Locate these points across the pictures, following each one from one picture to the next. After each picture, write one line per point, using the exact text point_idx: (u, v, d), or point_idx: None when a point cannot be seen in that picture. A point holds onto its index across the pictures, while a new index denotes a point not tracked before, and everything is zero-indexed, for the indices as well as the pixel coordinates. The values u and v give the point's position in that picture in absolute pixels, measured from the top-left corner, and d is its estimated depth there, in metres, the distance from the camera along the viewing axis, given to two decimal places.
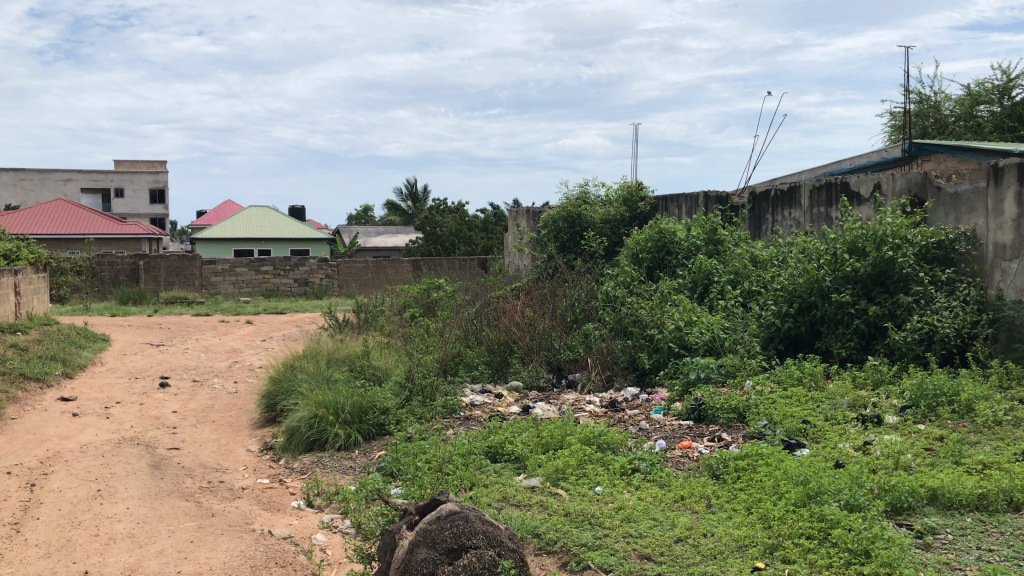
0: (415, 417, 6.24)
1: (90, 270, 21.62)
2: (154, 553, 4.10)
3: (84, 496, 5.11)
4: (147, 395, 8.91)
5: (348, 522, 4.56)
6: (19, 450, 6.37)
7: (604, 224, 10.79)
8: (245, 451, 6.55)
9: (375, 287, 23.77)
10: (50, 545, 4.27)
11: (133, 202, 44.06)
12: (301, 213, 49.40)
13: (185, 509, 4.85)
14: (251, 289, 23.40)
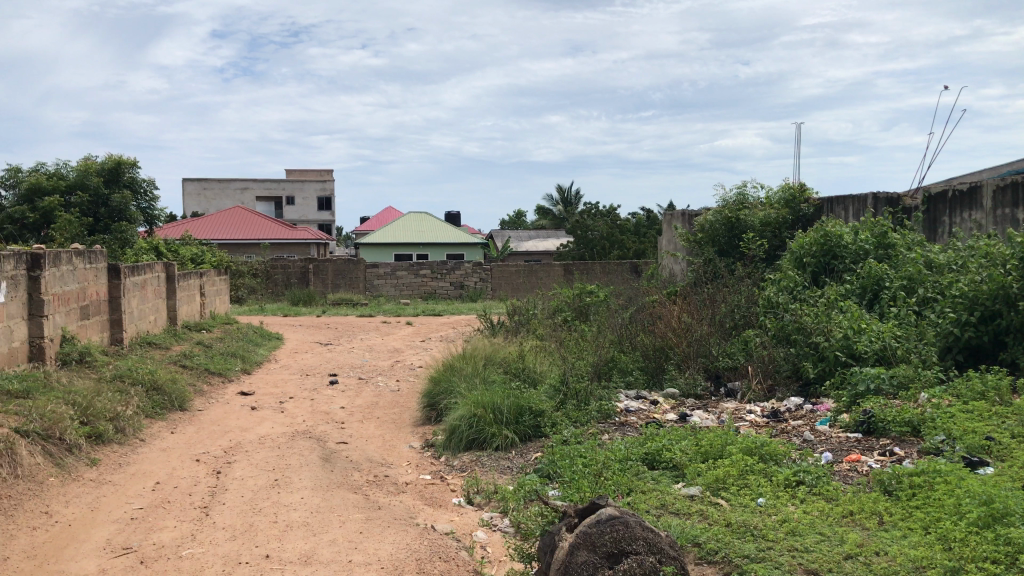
0: (571, 421, 6.27)
1: (264, 273, 23.13)
2: (327, 541, 4.33)
3: (263, 485, 5.46)
4: (317, 391, 9.41)
5: (507, 521, 4.65)
6: (205, 440, 6.89)
7: (764, 227, 10.43)
8: (408, 447, 6.80)
9: (529, 291, 24.01)
10: (236, 529, 4.60)
11: (302, 208, 46.66)
12: (458, 218, 50.93)
13: (354, 501, 5.10)
14: (410, 291, 24.23)
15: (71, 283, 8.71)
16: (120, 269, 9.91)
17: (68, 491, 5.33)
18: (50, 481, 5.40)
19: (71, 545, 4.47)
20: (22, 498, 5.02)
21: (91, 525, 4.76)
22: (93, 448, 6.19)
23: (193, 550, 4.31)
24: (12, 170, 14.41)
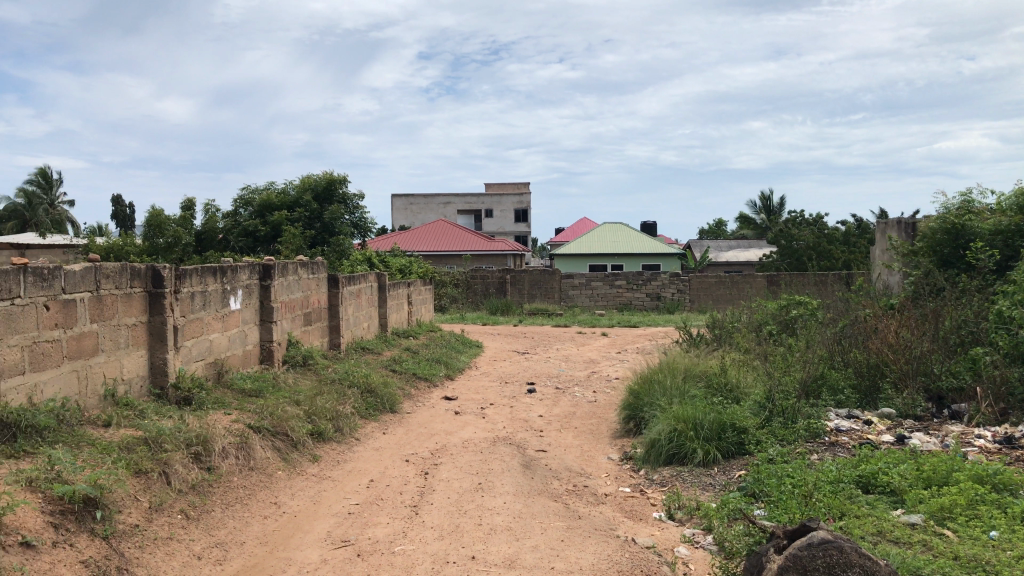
0: (777, 439, 6.03)
1: (465, 283, 24.00)
2: (531, 547, 4.42)
3: (468, 488, 5.65)
4: (516, 398, 9.63)
5: (710, 539, 4.54)
6: (414, 441, 7.25)
7: (994, 235, 9.58)
8: (607, 459, 6.81)
9: (728, 303, 23.35)
10: (443, 529, 4.79)
11: (500, 220, 48.04)
12: (653, 228, 50.54)
13: (554, 509, 5.16)
14: (606, 302, 24.28)
15: (296, 291, 9.44)
16: (338, 279, 10.62)
17: (294, 484, 5.76)
18: (278, 474, 5.87)
19: (295, 535, 4.84)
20: (255, 488, 5.49)
21: (314, 518, 5.12)
22: (315, 445, 6.67)
23: (404, 546, 4.53)
24: (244, 188, 15.81)
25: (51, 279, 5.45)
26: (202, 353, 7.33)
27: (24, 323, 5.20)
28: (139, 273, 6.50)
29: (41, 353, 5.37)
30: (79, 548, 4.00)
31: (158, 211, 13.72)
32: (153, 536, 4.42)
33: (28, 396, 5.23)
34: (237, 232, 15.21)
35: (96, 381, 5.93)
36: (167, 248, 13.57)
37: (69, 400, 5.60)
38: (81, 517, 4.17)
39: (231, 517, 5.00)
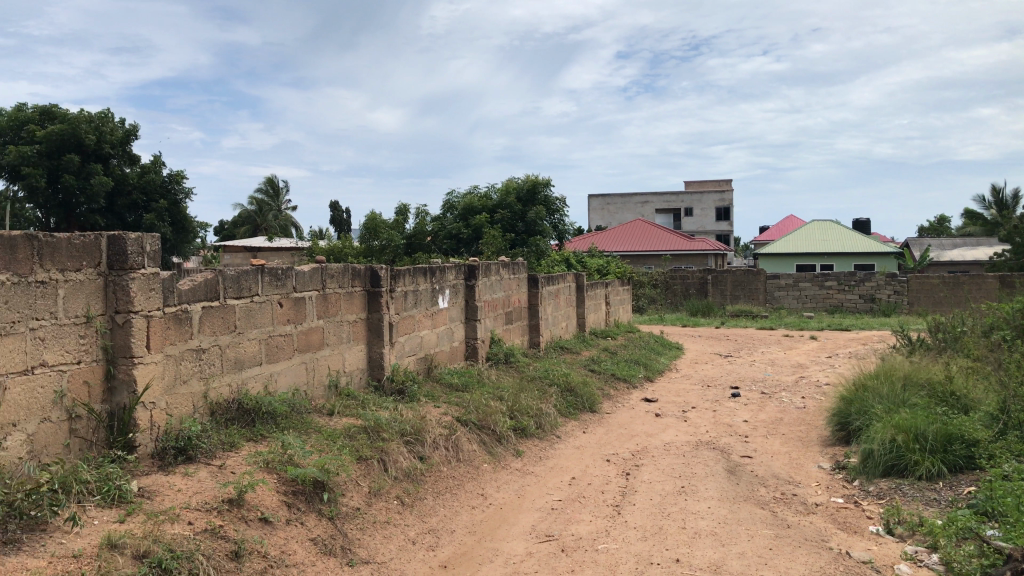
0: (1013, 455, 5.51)
1: (664, 284, 23.87)
2: (737, 553, 4.31)
3: (671, 490, 5.59)
4: (719, 402, 9.40)
5: (936, 558, 4.22)
6: (616, 441, 7.26)
7: None
8: (817, 467, 6.50)
9: (954, 306, 21.58)
10: (647, 530, 4.77)
11: (700, 219, 47.07)
12: (867, 225, 47.68)
13: (762, 517, 5.00)
14: (815, 304, 23.18)
15: (499, 291, 9.73)
16: (538, 278, 10.83)
17: (499, 477, 5.95)
18: (484, 467, 6.08)
19: (502, 526, 4.99)
20: (463, 479, 5.72)
21: (519, 511, 5.26)
22: (519, 441, 6.84)
23: (607, 545, 4.55)
24: (449, 192, 16.49)
25: (283, 278, 5.94)
26: (414, 349, 7.72)
27: (261, 318, 5.70)
28: (359, 274, 6.95)
29: (276, 346, 5.88)
30: (309, 526, 4.34)
31: (375, 214, 14.62)
32: (373, 519, 4.72)
33: (265, 385, 5.75)
34: (443, 235, 15.89)
35: (322, 372, 6.42)
36: (381, 250, 14.41)
37: (298, 390, 6.10)
38: (310, 498, 4.54)
39: (441, 505, 5.23)
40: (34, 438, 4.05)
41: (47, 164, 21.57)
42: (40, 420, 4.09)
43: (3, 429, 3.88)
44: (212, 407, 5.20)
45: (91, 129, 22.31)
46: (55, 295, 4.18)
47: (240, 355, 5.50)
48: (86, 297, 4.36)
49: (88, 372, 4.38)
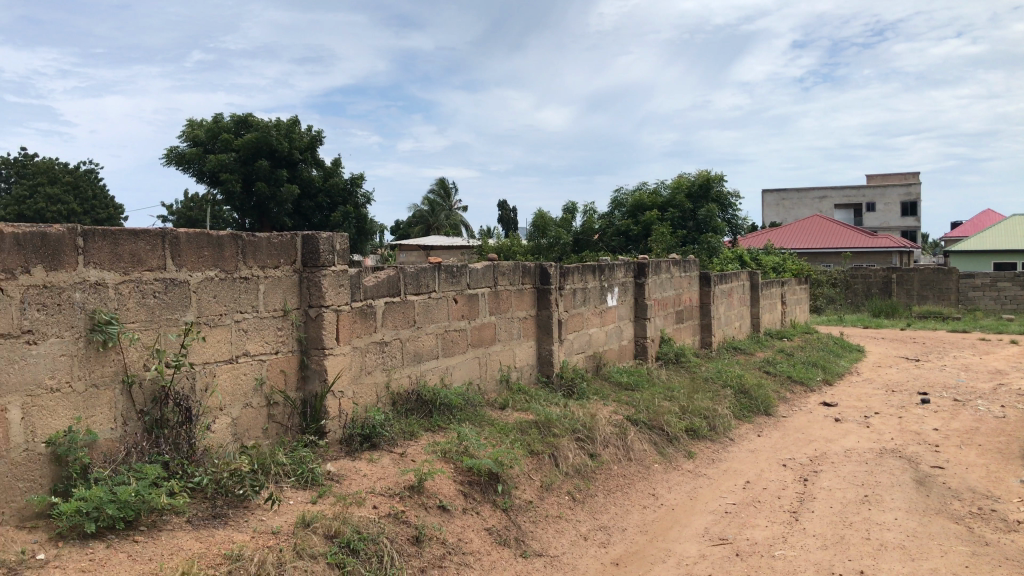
0: None
1: (844, 283, 22.90)
2: (928, 570, 4.05)
3: (853, 499, 5.34)
4: (906, 409, 8.85)
5: None
6: (793, 446, 7.01)
7: None
8: (1019, 482, 6.00)
9: None
10: (827, 539, 4.58)
11: (884, 214, 44.45)
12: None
13: (956, 532, 4.68)
14: (1015, 305, 21.32)
15: (669, 289, 9.60)
16: (710, 276, 10.60)
17: (670, 478, 5.89)
18: (655, 467, 6.04)
19: (674, 527, 4.94)
20: (634, 478, 5.71)
21: (691, 513, 5.18)
22: (691, 442, 6.74)
23: (785, 552, 4.41)
24: (618, 189, 16.43)
25: (459, 275, 6.13)
26: (583, 347, 7.77)
27: (438, 313, 5.92)
28: (530, 271, 7.06)
29: (452, 340, 6.09)
30: (484, 516, 4.47)
31: (544, 213, 14.79)
32: (545, 513, 4.79)
33: (441, 378, 5.97)
34: (611, 233, 15.86)
35: (494, 366, 6.58)
36: (550, 248, 14.58)
37: (472, 383, 6.29)
38: (485, 489, 4.68)
39: (613, 503, 5.24)
40: (238, 421, 4.42)
41: (242, 170, 23.27)
42: (243, 405, 4.45)
43: (211, 412, 4.25)
44: (394, 397, 5.46)
45: (280, 136, 23.80)
46: (256, 290, 4.54)
47: (418, 349, 5.73)
48: (282, 292, 4.71)
49: (284, 362, 4.72)
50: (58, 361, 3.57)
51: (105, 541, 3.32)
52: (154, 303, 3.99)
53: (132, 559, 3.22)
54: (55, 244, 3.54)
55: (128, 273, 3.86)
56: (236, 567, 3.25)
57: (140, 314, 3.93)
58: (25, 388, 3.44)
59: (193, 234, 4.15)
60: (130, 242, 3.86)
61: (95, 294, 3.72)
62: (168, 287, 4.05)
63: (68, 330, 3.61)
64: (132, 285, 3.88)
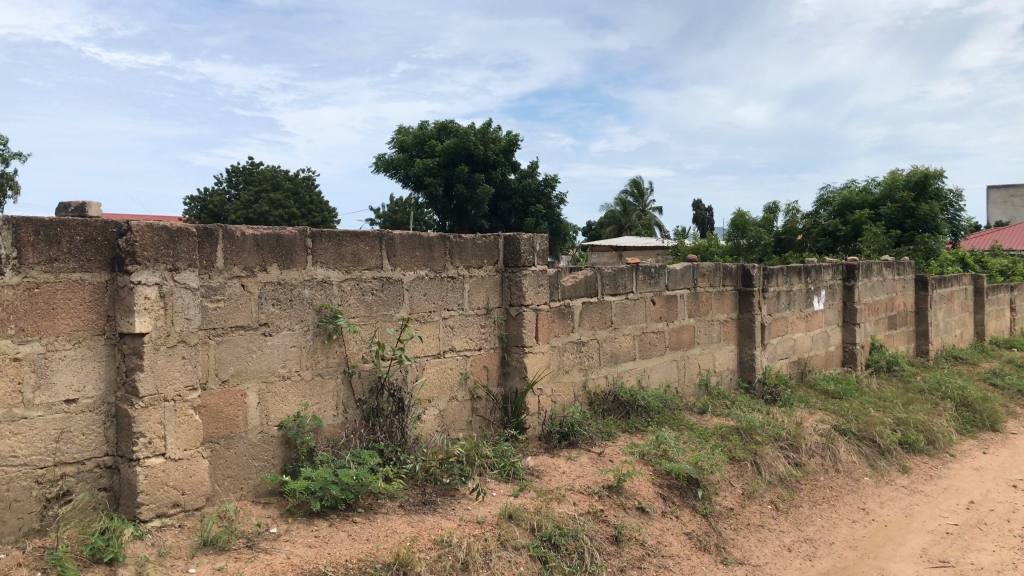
0: None
1: None
2: None
3: None
4: None
5: None
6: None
7: None
8: None
9: None
10: None
11: None
12: None
13: None
14: None
15: (881, 293, 9.05)
16: (928, 280, 9.90)
17: (883, 493, 5.54)
18: (866, 480, 5.71)
19: (888, 545, 4.66)
20: (843, 491, 5.43)
21: (907, 531, 4.86)
22: (906, 456, 6.32)
23: None
24: (824, 187, 15.66)
25: (657, 276, 6.08)
26: (787, 352, 7.49)
27: (636, 315, 5.91)
28: (731, 273, 6.88)
29: (649, 342, 6.05)
30: (684, 521, 4.42)
31: (743, 212, 14.36)
32: (747, 521, 4.67)
33: (638, 379, 5.96)
34: (815, 233, 15.15)
35: (693, 370, 6.49)
36: (749, 249, 14.14)
37: (670, 386, 6.22)
38: (685, 493, 4.62)
39: (820, 515, 5.01)
40: (445, 413, 4.63)
41: (443, 174, 24.28)
42: (449, 398, 4.66)
43: (421, 404, 4.47)
44: (591, 397, 5.51)
45: (479, 140, 24.60)
46: (462, 289, 4.74)
47: (616, 350, 5.75)
48: (486, 291, 4.88)
49: (487, 358, 4.90)
50: (289, 352, 3.90)
51: (329, 520, 3.60)
52: (372, 300, 4.26)
53: (352, 538, 3.46)
54: (288, 244, 3.86)
55: (349, 271, 4.14)
56: (445, 553, 3.41)
57: (360, 310, 4.21)
58: (262, 376, 3.78)
59: (406, 235, 4.39)
60: (352, 243, 4.14)
61: (321, 290, 4.02)
62: (384, 285, 4.31)
63: (299, 324, 3.93)
64: (353, 282, 4.16)
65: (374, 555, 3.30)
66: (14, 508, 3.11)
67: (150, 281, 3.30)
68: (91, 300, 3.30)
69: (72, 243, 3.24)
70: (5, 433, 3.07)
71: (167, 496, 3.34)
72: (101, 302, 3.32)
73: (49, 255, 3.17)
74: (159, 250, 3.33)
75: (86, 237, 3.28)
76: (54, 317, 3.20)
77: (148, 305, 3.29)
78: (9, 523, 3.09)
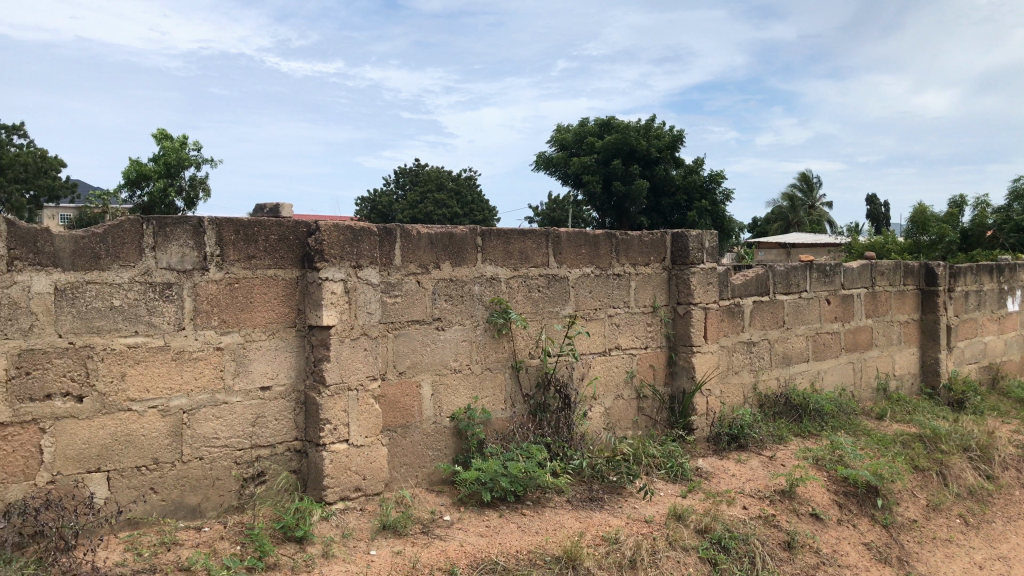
0: None
1: None
2: None
3: None
4: None
5: None
6: None
7: None
8: None
9: None
10: None
11: None
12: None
13: None
14: None
15: None
16: None
17: None
18: None
19: None
20: None
21: None
22: None
23: None
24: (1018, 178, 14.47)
25: (832, 274, 5.83)
26: (976, 356, 6.99)
27: (809, 315, 5.69)
28: (913, 271, 6.50)
29: (823, 344, 5.82)
30: (862, 530, 4.22)
31: (925, 206, 13.51)
32: (932, 535, 4.40)
33: (812, 382, 5.74)
34: (1008, 228, 14.02)
35: (871, 373, 6.18)
36: (932, 245, 13.28)
37: (846, 390, 5.96)
38: (863, 502, 4.41)
39: (1015, 533, 4.65)
40: (611, 411, 4.64)
41: (602, 171, 24.27)
42: (615, 396, 4.66)
43: (587, 400, 4.51)
44: (761, 399, 5.36)
45: (641, 136, 24.32)
46: (628, 286, 4.72)
47: (788, 350, 5.56)
48: (653, 289, 4.85)
49: (653, 357, 4.86)
50: (461, 346, 4.03)
51: (499, 511, 3.70)
52: (539, 297, 4.33)
53: (522, 530, 3.54)
54: (460, 242, 3.98)
55: (517, 268, 4.22)
56: (613, 549, 3.42)
57: (528, 306, 4.29)
58: (435, 368, 3.93)
59: (573, 233, 4.42)
60: (520, 241, 4.22)
61: (491, 286, 4.13)
62: (551, 282, 4.36)
63: (469, 319, 4.05)
64: (521, 279, 4.24)
65: (544, 547, 3.36)
66: (218, 486, 3.39)
67: (336, 277, 3.49)
68: (284, 295, 3.53)
69: (267, 241, 3.48)
70: (209, 416, 3.34)
71: (350, 480, 3.53)
72: (292, 296, 3.55)
73: (247, 253, 3.43)
74: (344, 248, 3.52)
75: (279, 236, 3.51)
76: (251, 310, 3.45)
77: (334, 300, 3.48)
78: (213, 498, 3.37)
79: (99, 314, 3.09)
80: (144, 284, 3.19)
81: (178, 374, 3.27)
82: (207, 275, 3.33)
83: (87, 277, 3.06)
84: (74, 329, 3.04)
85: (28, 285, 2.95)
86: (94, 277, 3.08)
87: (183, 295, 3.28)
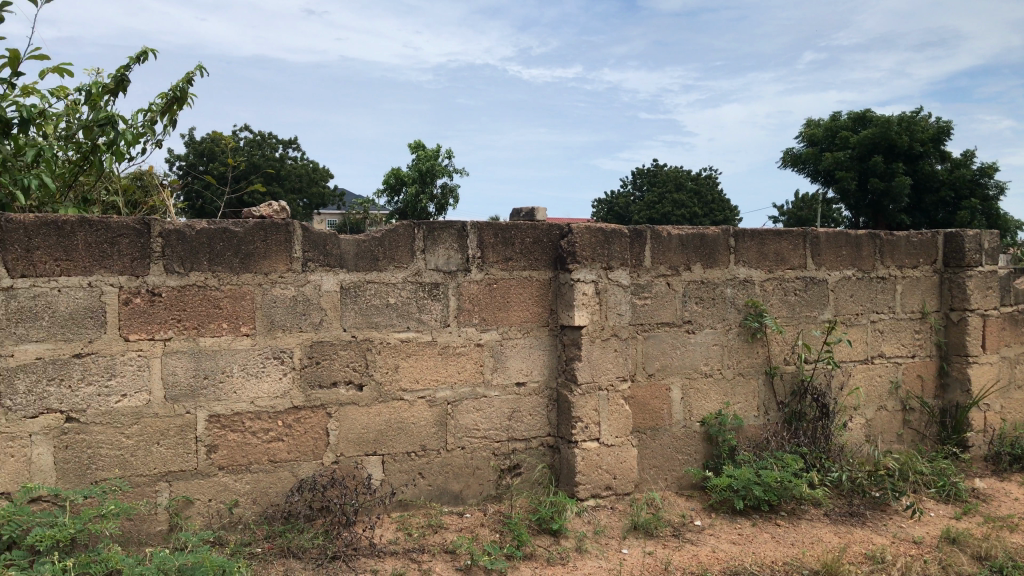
0: None
1: None
2: None
3: None
4: None
5: None
6: None
7: None
8: None
9: None
10: None
11: None
12: None
13: None
14: None
15: None
16: None
17: None
18: None
19: None
20: None
21: None
22: None
23: None
24: None
25: None
26: None
27: None
28: None
29: None
30: None
31: None
32: None
33: None
34: None
35: None
36: None
37: None
38: None
39: None
40: (873, 423, 4.36)
41: (858, 166, 22.85)
42: (878, 407, 4.38)
43: (847, 411, 4.27)
44: None
45: (901, 129, 22.62)
46: (893, 290, 4.42)
47: None
48: (922, 293, 4.51)
49: (921, 367, 4.52)
50: (713, 350, 3.97)
51: (752, 519, 3.61)
52: (795, 300, 4.16)
53: (777, 540, 3.42)
54: (712, 244, 3.92)
55: (772, 270, 4.09)
56: (878, 568, 3.22)
57: (783, 310, 4.14)
58: (686, 371, 3.90)
59: (832, 234, 4.22)
60: (776, 242, 4.08)
61: (744, 289, 4.03)
62: (808, 285, 4.19)
63: (721, 323, 3.98)
64: (776, 282, 4.10)
65: (801, 560, 3.23)
66: (478, 475, 3.58)
67: (588, 279, 3.57)
68: (539, 295, 3.67)
69: (524, 243, 3.63)
70: (470, 408, 3.55)
71: (601, 478, 3.60)
72: (546, 296, 3.68)
73: (506, 255, 3.59)
74: (595, 250, 3.59)
75: (535, 239, 3.65)
76: (509, 309, 3.62)
77: (586, 301, 3.56)
78: (474, 486, 3.57)
79: (377, 311, 3.38)
80: (415, 283, 3.44)
81: (444, 368, 3.50)
82: (470, 276, 3.53)
83: (368, 277, 3.36)
84: (356, 324, 3.35)
85: (319, 284, 3.27)
86: (373, 277, 3.37)
87: (449, 294, 3.50)
